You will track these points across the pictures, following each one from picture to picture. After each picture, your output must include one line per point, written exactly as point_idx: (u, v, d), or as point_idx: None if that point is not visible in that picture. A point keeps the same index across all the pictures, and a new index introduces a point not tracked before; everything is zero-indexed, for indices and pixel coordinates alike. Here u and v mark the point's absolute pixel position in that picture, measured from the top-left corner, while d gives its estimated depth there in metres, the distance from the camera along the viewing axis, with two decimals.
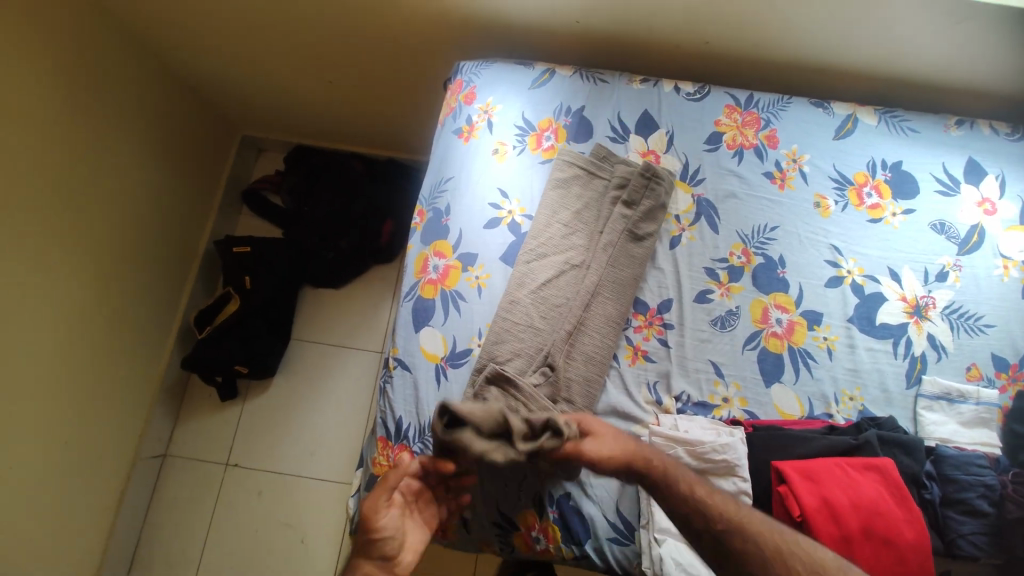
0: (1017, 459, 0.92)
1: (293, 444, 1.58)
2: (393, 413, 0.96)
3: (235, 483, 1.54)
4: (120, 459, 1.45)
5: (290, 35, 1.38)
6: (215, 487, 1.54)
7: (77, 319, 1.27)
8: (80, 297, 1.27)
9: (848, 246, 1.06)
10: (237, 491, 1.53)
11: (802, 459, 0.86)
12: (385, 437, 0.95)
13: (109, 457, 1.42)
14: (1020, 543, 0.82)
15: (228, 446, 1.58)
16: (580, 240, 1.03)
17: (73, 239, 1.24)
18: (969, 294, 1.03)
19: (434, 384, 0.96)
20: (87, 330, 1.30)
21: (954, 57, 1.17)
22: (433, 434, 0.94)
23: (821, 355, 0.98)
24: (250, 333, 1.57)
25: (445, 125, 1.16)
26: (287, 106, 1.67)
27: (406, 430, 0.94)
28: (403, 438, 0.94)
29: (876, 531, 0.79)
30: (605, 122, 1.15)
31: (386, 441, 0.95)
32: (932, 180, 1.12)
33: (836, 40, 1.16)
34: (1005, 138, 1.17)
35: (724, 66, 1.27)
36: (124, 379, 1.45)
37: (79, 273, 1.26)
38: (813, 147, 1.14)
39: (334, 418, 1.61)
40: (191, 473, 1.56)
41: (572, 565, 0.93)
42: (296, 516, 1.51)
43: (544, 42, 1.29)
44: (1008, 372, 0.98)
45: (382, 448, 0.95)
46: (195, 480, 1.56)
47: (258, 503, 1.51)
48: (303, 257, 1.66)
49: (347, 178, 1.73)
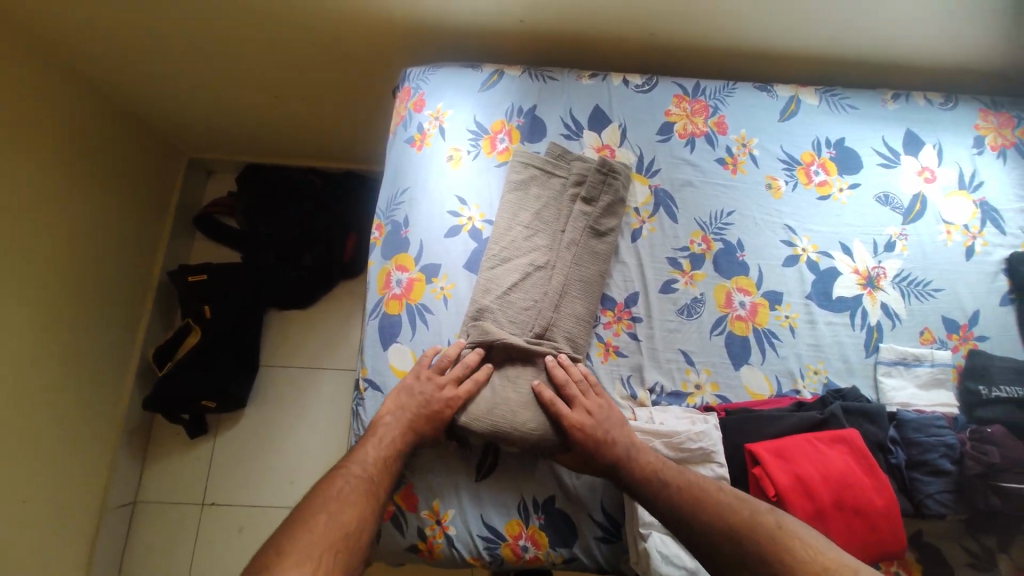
0: (973, 414, 0.96)
1: (274, 474, 1.53)
2: None
3: (214, 522, 1.48)
4: (86, 512, 1.37)
5: (230, 52, 1.31)
6: (193, 528, 1.48)
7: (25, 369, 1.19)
8: (24, 348, 1.19)
9: (801, 225, 1.09)
10: (216, 530, 1.48)
11: (773, 438, 0.88)
12: None
13: (73, 512, 1.33)
14: (980, 496, 0.86)
15: (203, 483, 1.52)
16: (544, 241, 1.02)
17: (10, 285, 1.15)
18: (917, 262, 1.07)
19: None
20: (36, 380, 1.22)
21: (885, 33, 1.21)
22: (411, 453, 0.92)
23: (784, 333, 1.01)
24: (215, 364, 1.50)
25: (396, 134, 1.14)
26: (234, 126, 1.60)
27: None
28: None
29: (846, 502, 0.81)
30: (557, 120, 1.15)
31: None
32: (874, 154, 1.16)
33: (774, 25, 1.19)
34: (939, 108, 1.22)
35: (669, 54, 1.28)
36: (82, 427, 1.36)
37: (22, 321, 1.18)
38: (761, 131, 1.16)
39: (312, 442, 1.57)
40: (165, 517, 1.49)
41: (563, 568, 0.92)
42: None
43: (490, 42, 1.27)
44: (959, 333, 1.03)
45: None
46: (171, 523, 1.49)
47: (242, 539, 1.46)
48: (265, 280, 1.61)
49: (305, 196, 1.68)
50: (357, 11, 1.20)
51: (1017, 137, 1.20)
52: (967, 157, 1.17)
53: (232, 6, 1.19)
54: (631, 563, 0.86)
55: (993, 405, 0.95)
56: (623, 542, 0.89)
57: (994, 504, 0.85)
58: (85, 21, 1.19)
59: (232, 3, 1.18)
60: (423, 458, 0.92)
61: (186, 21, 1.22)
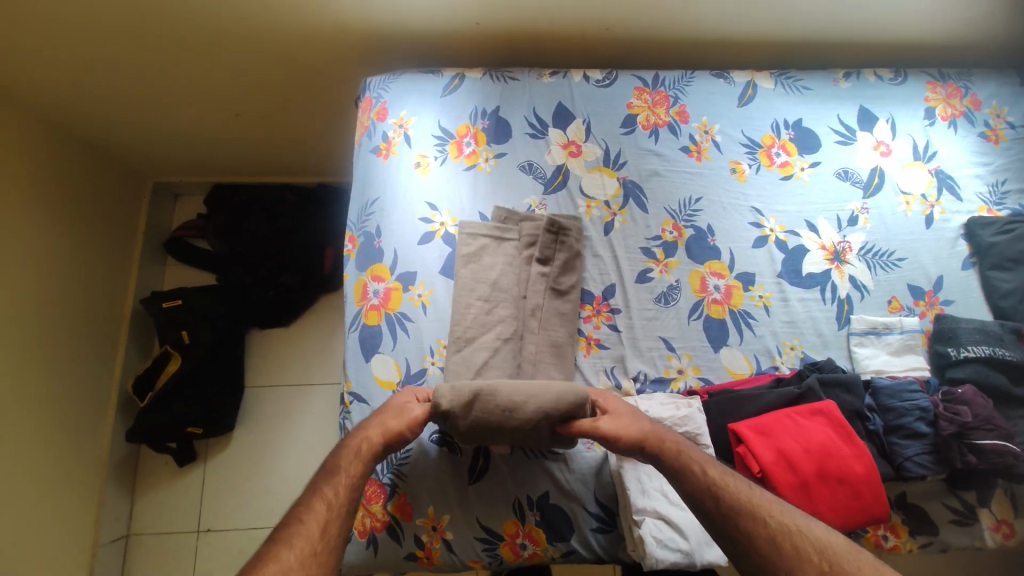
0: (944, 376, 1.00)
1: (268, 496, 1.51)
2: None
3: (210, 550, 1.45)
4: (75, 553, 1.33)
5: (189, 73, 1.29)
6: (188, 559, 1.45)
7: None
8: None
9: (767, 206, 1.11)
10: (213, 559, 1.45)
11: (755, 417, 0.90)
12: None
13: (61, 555, 1.29)
14: (956, 455, 0.89)
15: (195, 512, 1.49)
16: (499, 258, 1.02)
17: None
18: (880, 233, 1.11)
19: None
20: (12, 422, 1.19)
21: (833, 14, 1.24)
22: (402, 462, 0.91)
23: (759, 312, 1.03)
24: (200, 391, 1.48)
25: (362, 145, 1.13)
26: (198, 148, 1.58)
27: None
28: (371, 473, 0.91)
29: (829, 472, 0.84)
30: (522, 120, 1.15)
31: None
32: (832, 133, 1.19)
33: (726, 13, 1.21)
34: (890, 83, 1.26)
35: (628, 48, 1.30)
36: (63, 467, 1.32)
37: None
38: (722, 117, 1.19)
39: (304, 460, 1.55)
40: (159, 551, 1.46)
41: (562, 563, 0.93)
42: None
43: (449, 47, 1.28)
44: (925, 299, 1.06)
45: None
46: (165, 555, 1.45)
47: (241, 563, 1.44)
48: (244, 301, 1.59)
49: (278, 213, 1.66)
50: (314, 24, 1.20)
51: (965, 106, 1.25)
52: (919, 129, 1.21)
53: (187, 26, 1.17)
54: (628, 550, 0.87)
55: (962, 366, 0.98)
56: (619, 530, 0.90)
57: (970, 462, 0.88)
58: (34, 52, 1.16)
59: (185, 23, 1.16)
60: (414, 466, 0.91)
61: (140, 45, 1.19)
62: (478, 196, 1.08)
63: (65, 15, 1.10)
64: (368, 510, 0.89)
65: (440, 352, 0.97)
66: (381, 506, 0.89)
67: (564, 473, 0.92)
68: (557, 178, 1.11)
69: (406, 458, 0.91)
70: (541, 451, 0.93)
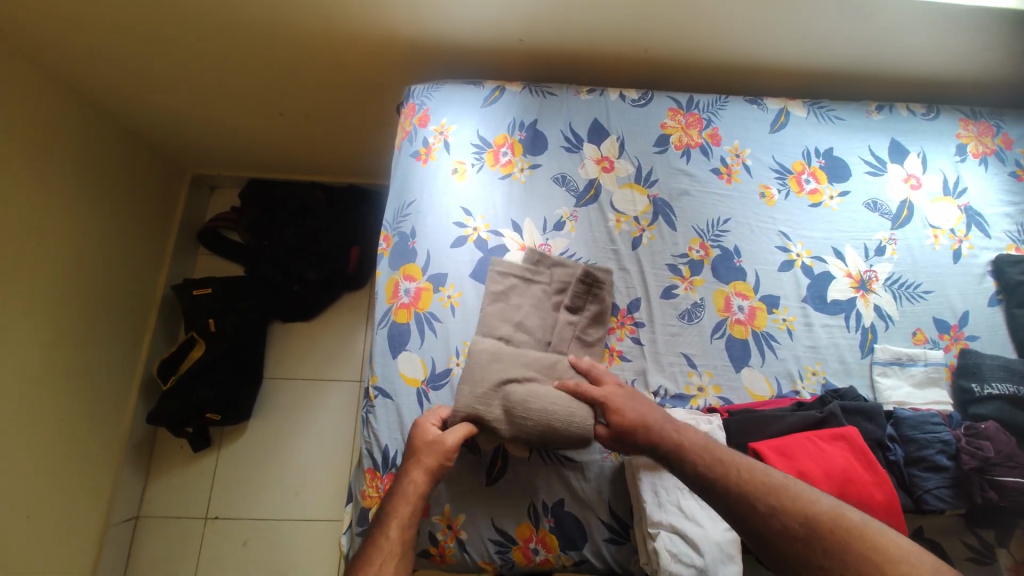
0: (967, 412, 0.99)
1: (279, 485, 1.53)
2: (378, 443, 0.95)
3: (217, 536, 1.48)
4: (89, 527, 1.36)
5: (236, 71, 1.36)
6: (196, 543, 1.47)
7: (32, 383, 1.21)
8: (30, 361, 1.20)
9: (795, 231, 1.13)
10: (220, 544, 1.47)
11: (776, 438, 0.91)
12: (373, 467, 0.94)
13: (76, 527, 1.33)
14: (977, 490, 0.88)
15: (207, 497, 1.52)
16: (527, 298, 1.02)
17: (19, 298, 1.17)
18: (906, 265, 1.11)
19: (417, 408, 0.96)
20: (42, 394, 1.24)
21: (868, 48, 1.26)
22: None
23: (782, 336, 1.04)
24: (220, 378, 1.51)
25: (402, 149, 1.17)
26: (238, 142, 1.64)
27: (395, 458, 0.94)
28: (391, 467, 0.93)
29: (848, 497, 0.84)
30: (558, 134, 1.19)
31: (374, 472, 0.94)
32: (862, 163, 1.21)
33: (761, 42, 1.24)
34: (922, 118, 1.28)
35: (664, 70, 1.33)
36: (85, 441, 1.37)
37: (29, 335, 1.20)
38: (754, 141, 1.21)
39: (316, 453, 1.57)
40: (169, 532, 1.49)
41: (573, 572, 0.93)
42: (288, 560, 1.46)
43: (490, 59, 1.32)
44: (950, 333, 1.06)
45: (370, 479, 0.93)
46: (174, 538, 1.48)
47: (247, 551, 1.46)
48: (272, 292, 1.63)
49: (309, 211, 1.71)
50: (361, 31, 1.25)
51: (997, 145, 1.26)
52: (950, 164, 1.22)
53: (241, 28, 1.23)
54: (640, 564, 0.88)
55: (986, 402, 0.98)
56: (632, 543, 0.91)
57: (992, 499, 0.87)
58: (96, 43, 1.23)
59: (239, 24, 1.22)
60: None
61: (194, 42, 1.26)
62: (510, 204, 1.11)
63: (130, 12, 1.16)
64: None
65: (466, 353, 0.99)
66: None
67: (580, 480, 0.93)
68: (590, 192, 1.14)
69: None
70: (560, 458, 0.94)
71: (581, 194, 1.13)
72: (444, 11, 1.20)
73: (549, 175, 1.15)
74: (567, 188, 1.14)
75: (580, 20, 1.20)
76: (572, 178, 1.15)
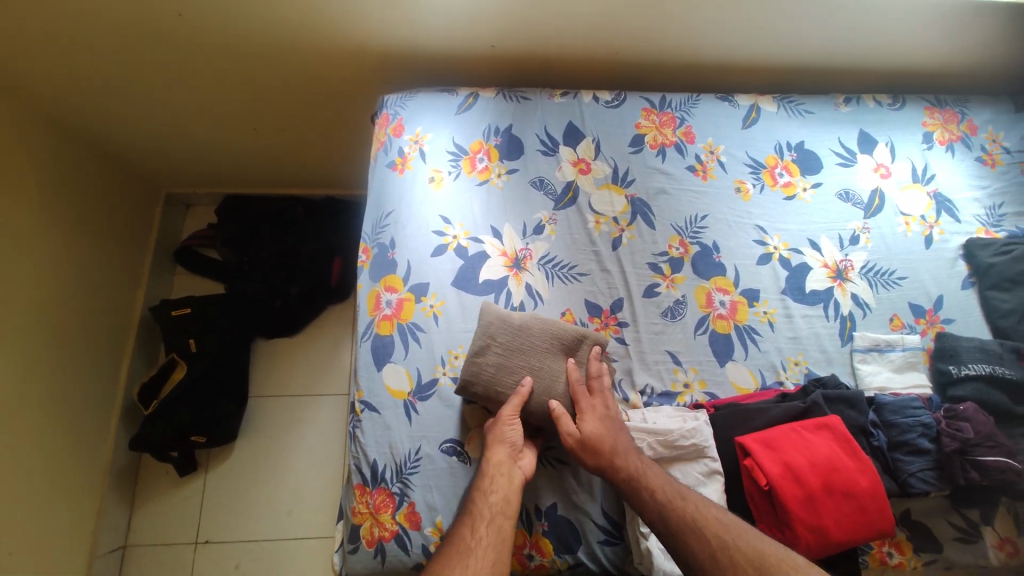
0: (946, 394, 1.01)
1: (269, 506, 1.50)
2: (366, 458, 0.93)
3: (207, 563, 1.44)
4: (71, 563, 1.32)
5: (207, 87, 1.33)
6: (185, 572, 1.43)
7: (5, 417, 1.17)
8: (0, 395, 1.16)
9: (771, 225, 1.15)
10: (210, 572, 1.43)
11: (762, 430, 0.91)
12: (362, 483, 0.93)
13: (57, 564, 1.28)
14: (959, 471, 0.90)
15: (195, 524, 1.48)
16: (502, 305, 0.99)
17: None
18: (881, 252, 1.13)
19: (404, 420, 0.95)
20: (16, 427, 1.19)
21: (833, 42, 1.29)
22: (411, 471, 0.92)
23: (764, 328, 1.05)
24: (201, 399, 1.48)
25: (378, 159, 1.16)
26: (211, 159, 1.61)
27: (383, 473, 0.92)
28: (380, 482, 0.92)
29: (834, 486, 0.85)
30: (534, 138, 1.19)
31: (363, 487, 0.92)
32: (833, 155, 1.23)
33: (728, 39, 1.26)
34: (888, 109, 1.31)
35: (636, 70, 1.34)
36: (64, 473, 1.32)
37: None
38: (727, 138, 1.23)
39: (306, 471, 1.55)
40: (156, 563, 1.44)
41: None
42: None
43: (463, 66, 1.32)
44: (925, 317, 1.09)
45: (359, 495, 0.92)
46: (162, 568, 1.44)
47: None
48: (252, 309, 1.60)
49: (287, 225, 1.69)
50: (331, 43, 1.24)
51: (962, 131, 1.29)
52: (917, 152, 1.25)
53: (208, 43, 1.21)
54: (635, 564, 0.88)
55: (964, 383, 0.99)
56: (626, 544, 0.90)
57: (974, 479, 0.89)
58: (58, 62, 1.20)
59: (206, 39, 1.20)
60: (423, 475, 0.92)
61: (162, 59, 1.24)
62: (489, 210, 1.11)
63: (92, 30, 1.14)
64: (377, 520, 0.90)
65: (451, 363, 0.99)
66: (389, 515, 0.90)
67: (570, 482, 0.93)
68: (568, 195, 1.14)
69: (415, 467, 0.92)
70: (549, 460, 0.94)
71: (559, 197, 1.14)
72: (415, 20, 1.19)
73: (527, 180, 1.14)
74: (545, 190, 1.14)
75: (550, 24, 1.21)
76: (549, 181, 1.15)
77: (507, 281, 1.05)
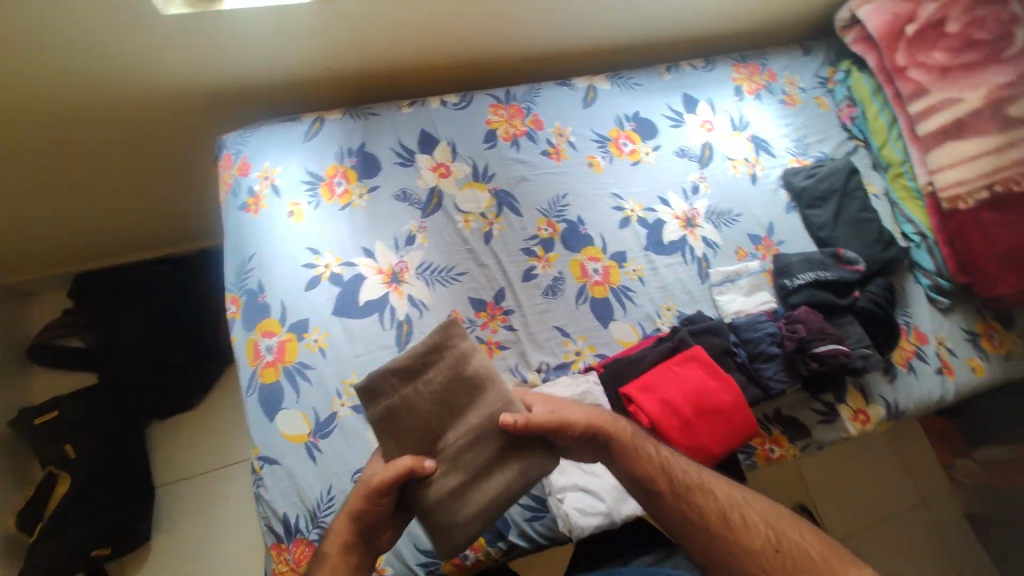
0: (788, 303, 1.18)
1: None
2: (277, 514, 0.90)
3: None
4: None
5: (9, 159, 1.18)
6: None
7: None
8: None
9: (625, 189, 1.26)
10: None
11: (641, 375, 1.04)
12: (277, 541, 0.90)
13: None
14: (803, 364, 1.07)
15: None
16: None
17: None
18: (718, 197, 1.29)
19: (310, 463, 0.93)
20: None
21: (644, 20, 1.44)
22: (326, 512, 0.91)
23: (636, 285, 1.16)
24: (92, 507, 1.30)
25: (228, 204, 1.11)
26: (42, 240, 1.41)
27: (297, 522, 0.90)
28: (296, 533, 0.89)
29: (705, 408, 1.00)
30: (389, 152, 1.20)
31: (279, 546, 0.89)
32: (664, 118, 1.37)
33: (554, 29, 1.36)
34: (702, 71, 1.48)
35: (479, 70, 1.40)
36: None
37: None
38: (571, 119, 1.32)
39: (239, 547, 1.43)
40: None
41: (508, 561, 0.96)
42: None
43: (305, 91, 1.29)
44: (762, 244, 1.26)
45: (276, 554, 0.89)
46: None
47: None
48: (133, 392, 1.44)
49: (155, 293, 1.52)
50: (148, 89, 1.16)
51: (765, 80, 1.49)
52: (732, 104, 1.43)
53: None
54: (562, 529, 0.94)
55: (798, 291, 1.17)
56: (551, 513, 0.95)
57: (814, 367, 1.06)
58: None
59: None
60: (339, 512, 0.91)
61: None
62: (357, 232, 1.10)
63: None
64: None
65: (349, 391, 0.98)
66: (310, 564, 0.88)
67: None
68: (433, 202, 1.16)
69: (330, 506, 0.91)
70: None
71: (425, 206, 1.16)
72: (239, 51, 1.14)
73: (389, 194, 1.15)
74: (410, 201, 1.15)
75: (379, 36, 1.22)
76: (412, 192, 1.16)
77: (387, 298, 1.05)
